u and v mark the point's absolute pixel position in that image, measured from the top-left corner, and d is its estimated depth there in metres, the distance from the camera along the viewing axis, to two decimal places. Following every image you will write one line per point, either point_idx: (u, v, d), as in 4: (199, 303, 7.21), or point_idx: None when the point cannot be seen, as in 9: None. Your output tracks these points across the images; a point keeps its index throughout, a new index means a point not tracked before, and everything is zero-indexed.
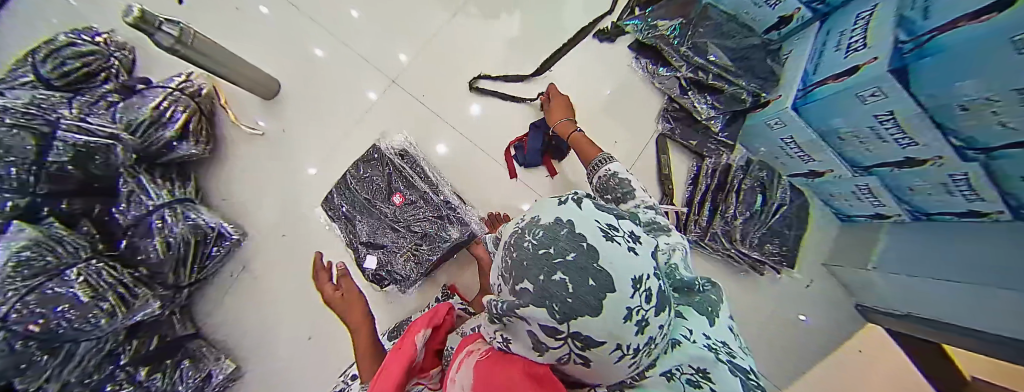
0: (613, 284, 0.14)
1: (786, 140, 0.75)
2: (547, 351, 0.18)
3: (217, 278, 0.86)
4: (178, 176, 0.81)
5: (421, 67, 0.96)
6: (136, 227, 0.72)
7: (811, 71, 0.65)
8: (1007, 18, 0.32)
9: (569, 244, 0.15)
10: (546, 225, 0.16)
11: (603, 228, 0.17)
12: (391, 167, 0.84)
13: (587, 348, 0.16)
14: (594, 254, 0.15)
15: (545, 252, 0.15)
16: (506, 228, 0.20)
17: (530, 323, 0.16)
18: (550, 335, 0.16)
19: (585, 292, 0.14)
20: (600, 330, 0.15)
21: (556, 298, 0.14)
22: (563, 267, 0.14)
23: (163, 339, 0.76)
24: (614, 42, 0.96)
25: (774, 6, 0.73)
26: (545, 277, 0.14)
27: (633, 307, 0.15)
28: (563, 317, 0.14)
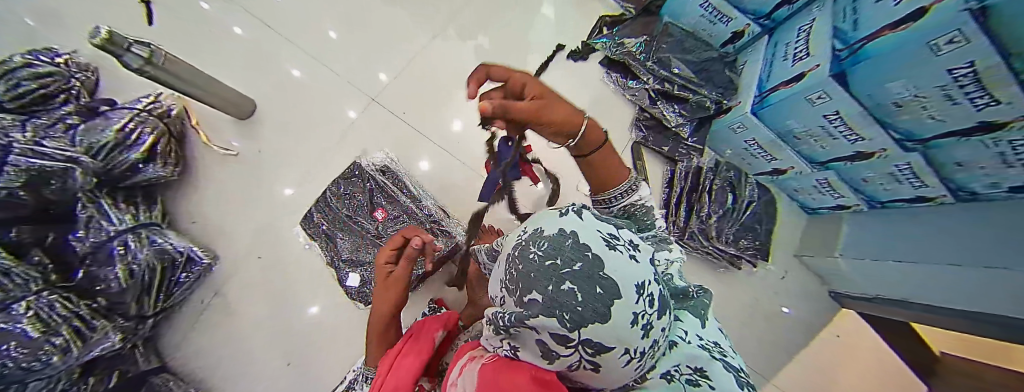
0: (618, 293, 0.17)
1: (749, 142, 0.81)
2: (557, 358, 0.20)
3: (185, 308, 0.81)
4: (143, 199, 0.78)
5: (400, 84, 0.98)
6: (94, 255, 0.67)
7: (765, 78, 0.71)
8: (924, 25, 0.38)
9: (575, 256, 0.19)
10: (552, 238, 0.21)
11: (605, 238, 0.21)
12: (373, 184, 0.87)
13: (597, 354, 0.18)
14: (599, 264, 0.19)
15: (557, 266, 0.19)
16: (517, 245, 0.24)
17: (542, 333, 0.19)
18: (561, 343, 0.18)
19: (595, 298, 0.17)
20: (611, 336, 0.17)
21: (568, 307, 0.17)
22: (573, 277, 0.18)
23: (125, 375, 0.69)
24: (585, 60, 1.01)
25: (727, 24, 0.80)
26: (555, 288, 0.18)
27: (638, 314, 0.18)
28: (574, 326, 0.17)
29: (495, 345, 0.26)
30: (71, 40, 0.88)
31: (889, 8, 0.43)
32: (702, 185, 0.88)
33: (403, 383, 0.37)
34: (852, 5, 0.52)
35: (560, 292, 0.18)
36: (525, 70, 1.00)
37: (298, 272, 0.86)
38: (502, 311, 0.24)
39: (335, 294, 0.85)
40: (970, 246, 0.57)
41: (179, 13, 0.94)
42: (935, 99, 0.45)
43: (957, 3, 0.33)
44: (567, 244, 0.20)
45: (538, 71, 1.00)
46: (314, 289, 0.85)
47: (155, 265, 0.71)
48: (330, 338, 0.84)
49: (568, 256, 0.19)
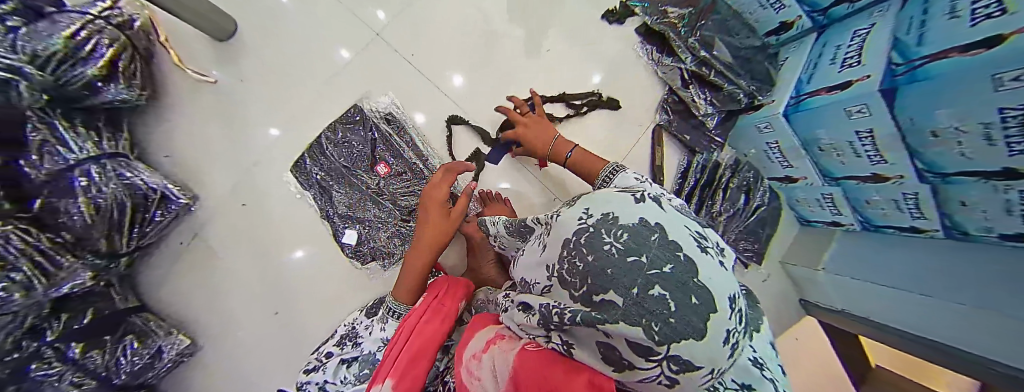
0: (713, 305, 0.18)
1: (772, 145, 0.78)
2: (629, 368, 0.18)
3: (163, 246, 0.77)
4: (106, 124, 0.68)
5: (408, 26, 0.86)
6: (54, 184, 0.59)
7: (805, 79, 0.66)
8: (997, 54, 0.34)
9: (665, 254, 0.19)
10: (630, 229, 0.20)
11: (696, 238, 0.22)
12: (376, 134, 0.81)
13: (682, 371, 0.17)
14: (693, 270, 0.18)
15: (642, 265, 0.18)
16: (579, 232, 0.23)
17: (614, 339, 0.18)
18: (643, 356, 0.17)
19: (688, 309, 0.17)
20: (701, 356, 0.16)
21: (657, 316, 0.16)
22: (662, 283, 0.17)
23: (101, 313, 0.65)
24: (623, 24, 0.92)
25: (778, 10, 0.73)
26: (643, 292, 0.17)
27: (728, 330, 0.18)
28: (662, 338, 0.16)
29: (539, 335, 0.25)
30: None
31: (961, 29, 0.39)
32: (716, 183, 0.88)
33: (425, 351, 0.44)
34: (920, 16, 0.47)
35: (649, 298, 0.17)
36: (549, 29, 0.91)
37: (287, 222, 0.81)
38: (561, 304, 0.23)
39: (326, 249, 0.82)
40: (936, 277, 0.60)
41: None
42: (974, 134, 0.42)
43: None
44: (653, 239, 0.20)
45: (564, 35, 0.91)
46: (304, 243, 0.81)
47: (123, 200, 0.64)
48: (320, 292, 0.81)
49: (654, 255, 0.19)
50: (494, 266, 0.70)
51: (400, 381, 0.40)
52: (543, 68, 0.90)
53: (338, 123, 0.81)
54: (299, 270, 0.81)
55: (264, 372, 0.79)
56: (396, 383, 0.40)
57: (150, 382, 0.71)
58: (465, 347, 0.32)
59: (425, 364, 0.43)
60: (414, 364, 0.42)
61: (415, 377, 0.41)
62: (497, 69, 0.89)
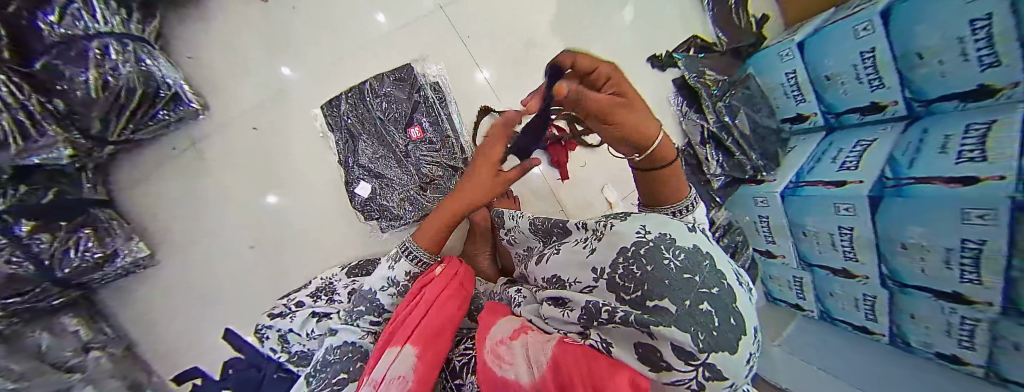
0: (744, 328, 0.19)
1: (763, 218, 0.83)
2: (666, 370, 0.19)
3: (153, 146, 0.72)
4: (139, 7, 0.65)
5: (469, 8, 0.88)
6: (65, 48, 0.55)
7: (806, 170, 0.73)
8: (969, 191, 0.39)
9: (712, 279, 0.20)
10: (687, 250, 0.22)
11: (736, 271, 0.24)
12: (420, 99, 0.79)
13: (710, 380, 0.18)
14: (732, 296, 0.20)
15: (697, 284, 0.20)
16: (637, 243, 0.25)
17: (661, 343, 0.18)
18: (683, 361, 0.18)
19: (727, 329, 0.18)
20: (731, 367, 0.18)
21: (704, 326, 0.18)
22: (710, 301, 0.19)
23: (63, 195, 0.60)
24: (663, 71, 1.00)
25: (798, 102, 0.81)
26: (694, 303, 0.19)
27: (750, 351, 0.19)
28: (706, 346, 0.17)
29: (579, 338, 0.26)
30: None
31: (947, 164, 0.44)
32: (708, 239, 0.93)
33: (446, 327, 0.41)
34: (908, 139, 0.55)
35: (700, 311, 0.18)
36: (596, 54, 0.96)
37: (294, 160, 0.79)
38: (610, 305, 0.24)
39: (323, 196, 0.80)
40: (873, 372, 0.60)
41: None
42: (936, 256, 0.46)
43: (1002, 190, 0.36)
44: (703, 265, 0.21)
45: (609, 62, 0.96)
46: (305, 185, 0.79)
47: (137, 87, 0.61)
48: (306, 237, 0.79)
49: (706, 276, 0.20)
50: (488, 258, 0.72)
51: (423, 351, 0.36)
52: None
53: (386, 75, 0.79)
54: (289, 210, 0.78)
55: (217, 302, 0.76)
56: (420, 353, 0.36)
57: (85, 283, 0.65)
58: (487, 331, 0.33)
59: (446, 340, 0.40)
60: (438, 338, 0.39)
61: (437, 351, 0.37)
62: (538, 74, 0.92)
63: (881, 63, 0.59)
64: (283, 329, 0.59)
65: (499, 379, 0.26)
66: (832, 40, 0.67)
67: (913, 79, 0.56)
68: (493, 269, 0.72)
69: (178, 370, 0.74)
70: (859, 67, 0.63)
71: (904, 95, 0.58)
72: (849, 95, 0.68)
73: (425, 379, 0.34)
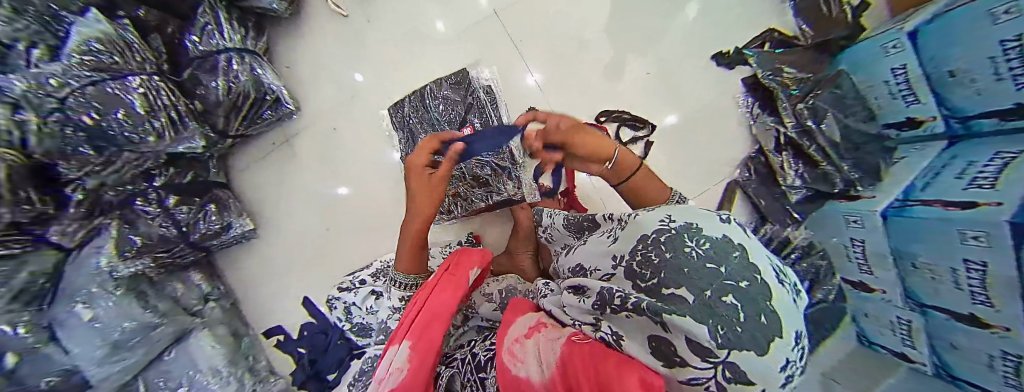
0: (779, 329, 0.16)
1: (857, 243, 0.66)
2: (680, 366, 0.18)
3: (258, 142, 0.87)
4: (253, 27, 0.79)
5: (520, 11, 0.89)
6: (202, 61, 0.70)
7: (920, 185, 0.56)
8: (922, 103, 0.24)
9: (743, 273, 0.18)
10: (714, 242, 0.21)
11: (775, 269, 0.20)
12: (473, 101, 0.79)
13: (733, 383, 0.16)
14: (767, 293, 0.18)
15: (721, 275, 0.18)
16: (659, 231, 0.24)
17: (673, 333, 0.18)
18: (699, 355, 0.17)
19: (755, 327, 0.16)
20: (760, 373, 0.15)
21: (725, 322, 0.16)
22: (735, 294, 0.17)
23: (196, 179, 0.76)
24: (730, 68, 0.90)
25: (911, 103, 0.61)
26: (716, 296, 0.17)
27: (789, 360, 0.17)
28: (723, 342, 0.16)
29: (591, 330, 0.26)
30: None
31: None
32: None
33: (439, 314, 0.44)
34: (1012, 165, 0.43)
35: (722, 303, 0.17)
36: (653, 53, 0.90)
37: (364, 155, 0.88)
38: (620, 291, 0.24)
39: (378, 187, 0.89)
40: None
41: None
42: None
43: None
44: (733, 256, 0.19)
45: (667, 60, 0.90)
46: (368, 177, 0.88)
47: (250, 92, 0.74)
48: (371, 225, 0.88)
49: (733, 269, 0.18)
50: (529, 256, 0.75)
51: (417, 342, 0.40)
52: (626, 87, 0.90)
53: (445, 80, 0.82)
54: (357, 202, 0.88)
55: (299, 277, 0.88)
56: (413, 345, 0.40)
57: (212, 249, 0.81)
58: (508, 328, 0.34)
59: (441, 326, 0.42)
60: (431, 324, 0.42)
61: (430, 338, 0.40)
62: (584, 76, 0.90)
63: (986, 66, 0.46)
64: (348, 301, 0.68)
65: (512, 378, 0.27)
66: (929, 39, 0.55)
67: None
68: (533, 268, 0.73)
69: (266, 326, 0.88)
70: (999, 60, 0.44)
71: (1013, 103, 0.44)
72: (950, 103, 0.54)
73: (419, 366, 0.37)
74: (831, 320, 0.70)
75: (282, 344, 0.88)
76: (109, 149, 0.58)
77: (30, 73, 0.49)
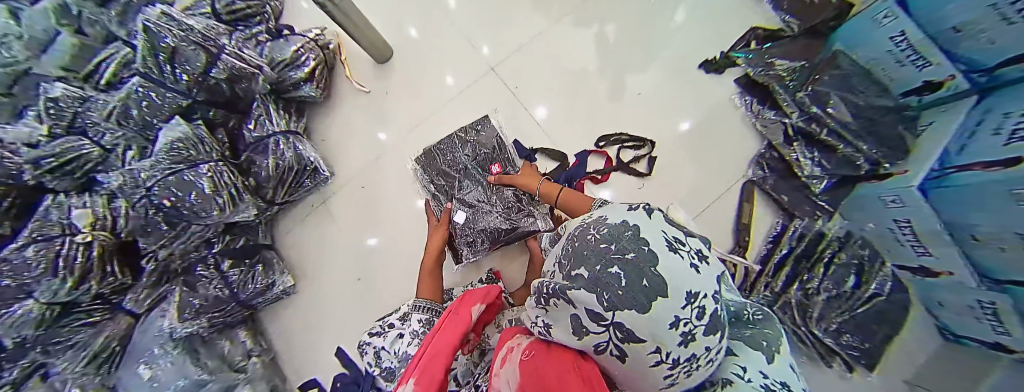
0: (663, 289, 0.19)
1: (901, 224, 0.62)
2: (586, 335, 0.22)
3: (299, 206, 0.98)
4: (295, 112, 0.96)
5: (519, 63, 1.01)
6: (256, 145, 0.84)
7: (955, 151, 0.54)
8: None
9: (631, 246, 0.23)
10: (614, 226, 0.26)
11: (669, 239, 0.24)
12: (498, 142, 0.90)
13: (626, 342, 0.20)
14: (653, 260, 0.21)
15: (611, 251, 0.23)
16: (580, 226, 0.31)
17: (578, 308, 0.23)
18: (596, 321, 0.21)
19: (637, 290, 0.20)
20: (645, 329, 0.19)
21: (609, 288, 0.21)
22: (621, 266, 0.21)
23: (247, 242, 0.86)
24: (720, 72, 0.92)
25: (922, 67, 0.58)
26: (604, 269, 0.22)
27: (678, 316, 0.19)
28: (609, 305, 0.20)
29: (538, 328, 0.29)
30: None
31: None
32: (799, 277, 0.73)
33: (441, 350, 0.42)
34: (973, 128, 0.51)
35: (607, 273, 0.22)
36: (643, 74, 0.95)
37: (389, 204, 0.97)
38: (548, 281, 0.29)
39: (398, 234, 0.95)
40: None
41: None
42: None
43: None
44: (625, 234, 0.24)
45: (657, 77, 0.95)
46: (393, 226, 0.95)
47: (293, 165, 0.87)
48: (400, 271, 0.93)
49: (624, 245, 0.23)
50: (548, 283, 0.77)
51: (421, 378, 0.38)
52: (622, 110, 0.95)
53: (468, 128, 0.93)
54: (386, 251, 0.94)
55: (334, 328, 0.91)
56: (416, 380, 0.38)
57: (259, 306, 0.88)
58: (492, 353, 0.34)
59: (443, 362, 0.40)
60: (430, 360, 0.41)
61: (432, 373, 0.39)
62: (576, 103, 0.97)
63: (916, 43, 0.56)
64: (378, 345, 0.69)
65: None
66: (862, 28, 0.68)
67: (960, 54, 0.51)
68: None
69: (302, 378, 0.90)
70: None
71: (956, 68, 0.53)
72: (896, 82, 0.65)
73: None
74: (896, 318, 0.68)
75: None
76: (180, 224, 0.73)
77: (128, 173, 0.70)
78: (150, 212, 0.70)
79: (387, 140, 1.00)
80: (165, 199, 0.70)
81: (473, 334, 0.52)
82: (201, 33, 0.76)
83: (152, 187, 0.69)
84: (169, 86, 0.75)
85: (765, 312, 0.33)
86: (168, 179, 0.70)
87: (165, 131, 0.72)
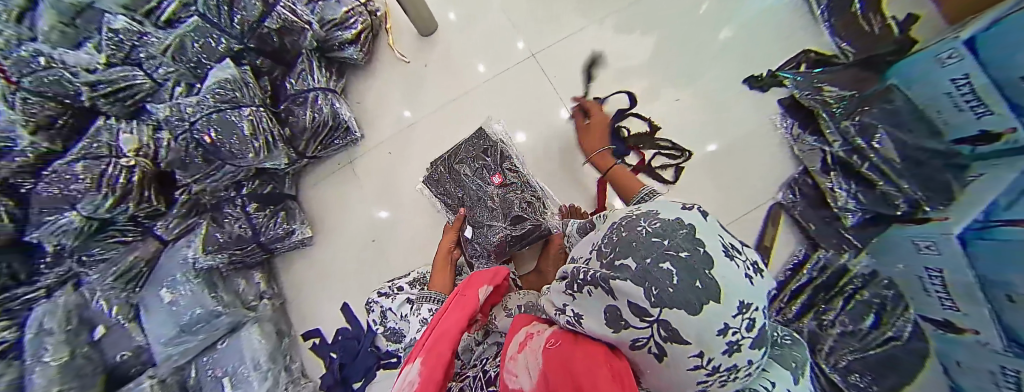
0: (716, 294, 0.17)
1: (931, 273, 0.59)
2: (624, 329, 0.20)
3: (327, 162, 1.01)
4: (336, 72, 0.98)
5: (555, 56, 1.00)
6: (296, 97, 0.86)
7: (1002, 205, 0.49)
8: None
9: (685, 245, 0.19)
10: (666, 222, 0.22)
11: (727, 245, 0.20)
12: (494, 149, 0.78)
13: (669, 342, 0.18)
14: (708, 263, 0.18)
15: (663, 246, 0.20)
16: (626, 217, 0.28)
17: (618, 299, 0.21)
18: (637, 315, 0.19)
19: (688, 290, 0.17)
20: (693, 331, 0.17)
21: (659, 283, 0.18)
22: (674, 262, 0.18)
23: (274, 190, 0.88)
24: (764, 90, 0.90)
25: (979, 114, 0.55)
26: (655, 264, 0.19)
27: (728, 325, 0.17)
28: (656, 301, 0.18)
29: (567, 320, 0.27)
30: None
31: None
32: (816, 307, 0.74)
33: (451, 328, 0.38)
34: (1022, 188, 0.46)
35: (658, 268, 0.18)
36: (686, 83, 0.94)
37: (412, 173, 0.99)
38: (585, 269, 0.27)
39: (412, 207, 0.96)
40: None
41: None
42: None
43: None
44: (680, 232, 0.20)
45: (701, 92, 0.93)
46: (410, 198, 0.97)
47: (329, 120, 0.89)
48: (413, 242, 0.94)
49: (678, 242, 0.19)
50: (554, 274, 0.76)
51: (427, 357, 0.34)
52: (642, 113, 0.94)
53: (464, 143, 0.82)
54: (399, 224, 0.96)
55: (343, 285, 0.94)
56: (423, 360, 0.34)
57: (276, 252, 0.91)
58: (514, 335, 0.32)
59: (452, 339, 0.36)
60: (437, 339, 0.37)
61: (441, 349, 0.35)
62: (606, 118, 0.91)
63: (980, 89, 0.53)
64: (386, 306, 0.71)
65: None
66: (920, 66, 0.66)
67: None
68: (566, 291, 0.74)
69: (306, 327, 0.93)
70: None
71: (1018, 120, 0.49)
72: (951, 128, 0.60)
73: (429, 379, 0.31)
74: (909, 366, 0.61)
75: (316, 347, 0.91)
76: (216, 162, 0.76)
77: (174, 103, 0.74)
78: (194, 146, 0.74)
79: (416, 118, 1.02)
80: (206, 136, 0.73)
81: (480, 316, 0.50)
82: None
83: (196, 121, 0.73)
84: (223, 29, 0.79)
85: (794, 338, 0.31)
86: (210, 117, 0.73)
87: (217, 70, 0.76)
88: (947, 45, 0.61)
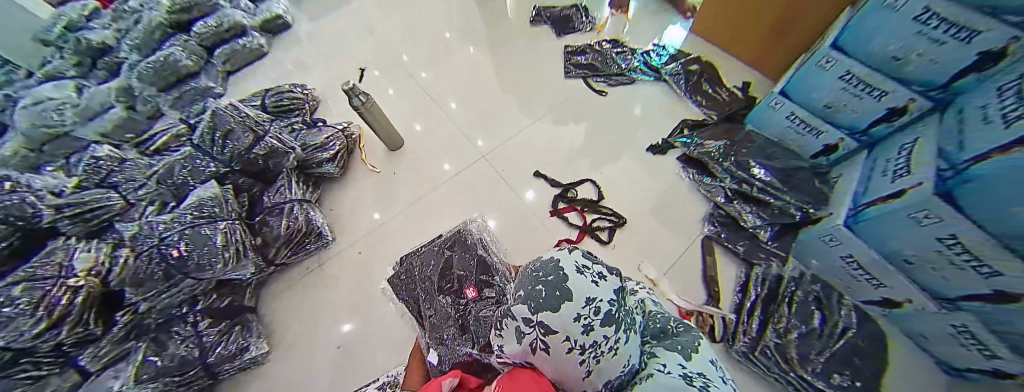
0: (569, 295, 0.23)
1: (848, 260, 0.70)
2: (521, 336, 0.24)
3: (294, 269, 1.00)
4: (311, 184, 1.09)
5: (505, 148, 1.21)
6: (271, 208, 0.92)
7: (861, 193, 0.67)
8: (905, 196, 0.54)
9: (552, 271, 0.26)
10: (543, 258, 0.29)
11: (579, 265, 0.27)
12: (470, 255, 0.80)
13: (547, 335, 0.23)
14: (564, 278, 0.25)
15: (538, 275, 0.26)
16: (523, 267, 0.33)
17: (517, 319, 0.25)
18: (526, 324, 0.24)
19: (552, 297, 0.24)
20: (557, 322, 0.22)
21: (532, 298, 0.24)
22: (544, 283, 0.25)
23: (231, 303, 0.85)
24: (664, 154, 1.10)
25: (817, 135, 0.82)
26: (533, 287, 0.25)
27: (582, 315, 0.23)
28: (534, 309, 0.24)
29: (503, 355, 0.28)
30: (315, 83, 1.37)
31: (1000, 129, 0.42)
32: (771, 319, 0.76)
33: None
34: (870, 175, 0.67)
35: (533, 289, 0.25)
36: (614, 153, 1.15)
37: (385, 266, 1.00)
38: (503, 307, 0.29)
39: (379, 303, 0.94)
40: None
41: (379, 82, 1.38)
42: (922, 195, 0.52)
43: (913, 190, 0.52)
44: (550, 263, 0.27)
45: (631, 158, 1.13)
46: (380, 293, 0.95)
47: (303, 227, 0.94)
48: (387, 338, 0.88)
49: (547, 269, 0.26)
50: None
51: None
52: (583, 185, 1.09)
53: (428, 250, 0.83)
54: (369, 326, 0.90)
55: None
56: None
57: (220, 376, 0.79)
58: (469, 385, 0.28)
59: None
60: None
61: None
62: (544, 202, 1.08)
63: (806, 119, 0.82)
64: None
65: None
66: (761, 114, 0.94)
67: (840, 122, 0.76)
68: None
69: None
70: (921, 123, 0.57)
71: (842, 132, 0.77)
72: (802, 149, 0.89)
73: None
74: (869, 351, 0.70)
75: None
76: (177, 277, 0.75)
77: (147, 222, 0.77)
78: (159, 262, 0.73)
79: (389, 216, 1.10)
80: (174, 250, 0.74)
81: None
82: (252, 123, 0.94)
83: (168, 236, 0.75)
84: (213, 156, 0.90)
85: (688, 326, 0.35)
86: (184, 232, 0.75)
87: (200, 190, 0.83)
88: (768, 98, 0.89)
